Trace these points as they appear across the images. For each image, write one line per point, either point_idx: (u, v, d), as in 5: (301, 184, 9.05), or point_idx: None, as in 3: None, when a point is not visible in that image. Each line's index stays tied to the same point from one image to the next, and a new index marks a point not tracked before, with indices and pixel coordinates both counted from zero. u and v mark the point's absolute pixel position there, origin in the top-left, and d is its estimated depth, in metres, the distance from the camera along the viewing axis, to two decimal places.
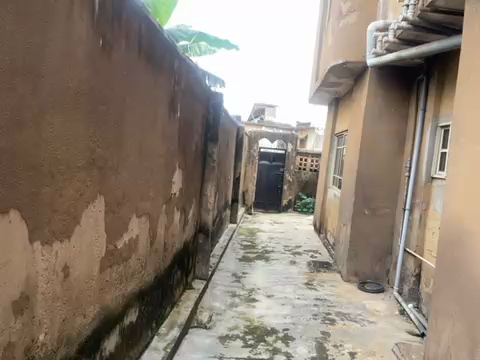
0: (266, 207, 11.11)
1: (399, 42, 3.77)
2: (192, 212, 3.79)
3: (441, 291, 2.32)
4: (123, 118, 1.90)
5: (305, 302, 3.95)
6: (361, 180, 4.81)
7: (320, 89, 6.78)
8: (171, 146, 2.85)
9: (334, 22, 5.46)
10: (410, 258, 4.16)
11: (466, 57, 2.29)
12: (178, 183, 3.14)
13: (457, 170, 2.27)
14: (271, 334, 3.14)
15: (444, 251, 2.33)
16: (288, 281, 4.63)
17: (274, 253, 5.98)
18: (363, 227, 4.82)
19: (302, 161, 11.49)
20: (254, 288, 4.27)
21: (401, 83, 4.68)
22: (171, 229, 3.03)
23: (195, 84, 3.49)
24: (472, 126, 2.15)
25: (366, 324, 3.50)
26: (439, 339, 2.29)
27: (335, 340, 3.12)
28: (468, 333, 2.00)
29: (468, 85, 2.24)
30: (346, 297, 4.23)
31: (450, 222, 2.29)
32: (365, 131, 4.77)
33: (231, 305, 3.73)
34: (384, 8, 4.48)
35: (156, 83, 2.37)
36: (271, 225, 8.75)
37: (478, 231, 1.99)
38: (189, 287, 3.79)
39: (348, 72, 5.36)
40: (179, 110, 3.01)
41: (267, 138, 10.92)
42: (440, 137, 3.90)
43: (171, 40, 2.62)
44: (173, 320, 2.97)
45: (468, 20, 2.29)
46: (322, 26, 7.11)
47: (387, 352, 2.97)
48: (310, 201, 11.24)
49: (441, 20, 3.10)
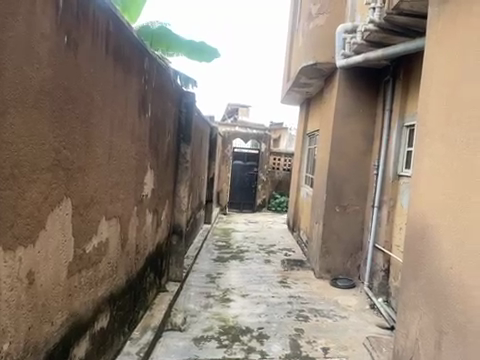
0: (241, 206, 11.13)
1: (366, 44, 3.89)
2: (164, 213, 3.74)
3: (409, 285, 2.40)
4: (90, 118, 1.84)
5: (279, 300, 4.00)
6: (333, 178, 4.92)
7: (291, 90, 6.87)
8: (141, 146, 2.79)
9: (304, 24, 5.55)
10: (379, 254, 4.29)
11: (429, 60, 2.40)
12: (149, 184, 3.08)
13: (422, 168, 2.37)
14: (246, 333, 3.15)
15: (411, 246, 2.42)
16: (262, 279, 4.66)
17: (248, 253, 6.00)
18: (335, 224, 4.93)
19: (275, 161, 11.61)
20: (228, 288, 4.26)
21: (369, 84, 4.82)
22: (143, 231, 2.98)
23: (166, 83, 3.43)
24: (435, 125, 2.25)
25: (339, 319, 3.59)
26: (408, 332, 2.38)
27: (308, 336, 3.17)
28: (433, 324, 2.08)
29: (431, 87, 2.34)
30: (319, 294, 4.31)
31: (416, 218, 2.38)
32: (335, 131, 4.88)
33: (206, 306, 3.71)
34: (352, 11, 4.58)
35: (125, 82, 2.32)
36: (246, 224, 8.78)
37: (440, 226, 2.08)
38: (162, 290, 3.74)
39: (318, 73, 5.46)
40: (150, 110, 2.96)
41: (241, 138, 10.95)
42: (405, 136, 4.04)
43: (141, 39, 2.57)
44: (146, 324, 2.93)
45: (430, 24, 2.40)
46: (293, 27, 7.22)
47: (358, 346, 3.05)
48: (284, 200, 11.37)
49: (406, 23, 3.22)
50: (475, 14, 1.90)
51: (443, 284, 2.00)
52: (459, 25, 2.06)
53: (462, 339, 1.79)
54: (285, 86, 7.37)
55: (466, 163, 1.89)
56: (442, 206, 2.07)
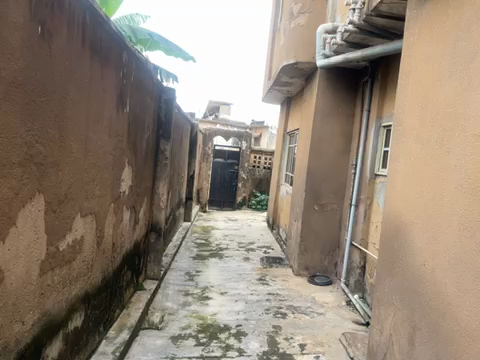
0: (221, 204, 11.12)
1: (346, 44, 3.94)
2: (142, 210, 3.68)
3: (384, 281, 2.46)
4: (65, 112, 1.79)
5: (257, 297, 4.02)
6: (312, 177, 4.97)
7: (272, 88, 6.91)
8: (119, 141, 2.74)
9: (286, 23, 5.57)
10: (356, 252, 4.38)
11: (406, 61, 2.45)
12: (127, 181, 3.03)
13: (397, 168, 2.43)
14: (224, 331, 3.15)
15: (386, 244, 2.48)
16: (241, 277, 4.67)
17: (228, 251, 6.00)
18: (313, 222, 4.99)
19: (256, 159, 11.66)
20: (207, 286, 4.25)
21: (348, 84, 4.89)
22: (120, 228, 2.92)
23: (146, 78, 3.37)
24: (411, 126, 2.30)
25: (316, 315, 3.64)
26: (382, 327, 2.44)
27: (286, 333, 3.20)
28: (406, 320, 2.14)
29: (407, 87, 2.39)
30: (297, 291, 4.35)
31: (391, 217, 2.43)
32: (315, 130, 4.93)
33: (184, 304, 3.68)
34: (332, 12, 4.64)
35: (102, 76, 2.26)
36: (226, 222, 8.77)
37: (414, 225, 2.13)
38: (140, 288, 3.68)
39: (299, 72, 5.51)
40: (129, 105, 2.91)
41: (222, 135, 10.91)
42: (382, 136, 4.13)
43: (120, 31, 2.51)
44: (122, 323, 2.88)
45: (408, 26, 2.44)
46: (274, 26, 7.24)
47: (334, 342, 3.10)
48: (264, 198, 11.43)
49: (384, 25, 3.28)
50: (450, 17, 1.95)
51: (417, 280, 2.06)
52: (435, 27, 2.10)
53: (434, 334, 1.84)
54: (266, 85, 7.40)
55: (439, 163, 1.94)
56: (416, 204, 2.13)
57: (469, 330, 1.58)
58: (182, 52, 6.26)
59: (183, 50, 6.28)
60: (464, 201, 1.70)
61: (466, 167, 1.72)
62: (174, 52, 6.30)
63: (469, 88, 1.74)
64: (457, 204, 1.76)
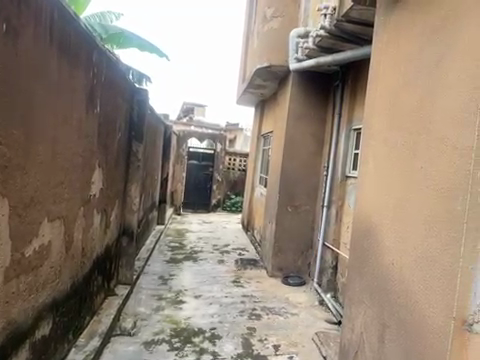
0: (195, 206, 11.03)
1: (318, 49, 4.01)
2: (114, 214, 3.60)
3: (355, 280, 2.52)
4: (32, 113, 1.73)
5: (232, 300, 4.02)
6: (285, 179, 5.03)
7: (246, 91, 6.94)
8: (89, 143, 2.66)
9: (259, 27, 5.62)
10: (328, 252, 4.47)
11: (375, 66, 2.52)
12: (97, 184, 2.95)
13: (367, 170, 2.49)
14: (198, 335, 3.12)
15: (357, 245, 2.54)
16: (216, 280, 4.65)
17: (202, 253, 5.97)
18: (287, 224, 5.04)
19: (231, 161, 11.72)
20: (181, 290, 4.21)
21: (320, 88, 4.99)
22: (90, 233, 2.84)
23: (117, 78, 3.30)
24: (380, 129, 2.37)
25: (289, 316, 3.68)
26: (353, 326, 2.50)
27: (260, 334, 3.22)
28: (376, 318, 2.20)
29: (376, 92, 2.47)
30: (271, 292, 4.38)
31: (362, 218, 2.50)
32: (288, 132, 4.99)
33: (158, 309, 3.62)
34: (305, 16, 4.73)
35: (71, 76, 2.20)
36: (200, 225, 8.72)
37: (383, 226, 2.20)
38: (111, 294, 3.59)
39: (273, 75, 5.56)
40: (99, 105, 2.84)
41: (196, 137, 10.84)
42: (352, 139, 4.24)
43: (90, 30, 2.45)
44: (93, 330, 2.80)
45: (377, 32, 2.53)
46: (248, 29, 7.29)
47: (307, 341, 3.15)
48: (239, 200, 11.47)
49: (354, 30, 3.37)
50: (416, 25, 2.04)
51: (385, 279, 2.12)
52: (402, 34, 2.19)
53: (402, 330, 1.90)
54: (240, 87, 7.43)
55: (406, 165, 2.01)
56: (385, 205, 2.20)
57: (435, 326, 1.64)
58: (156, 49, 6.21)
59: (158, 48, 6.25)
60: (429, 202, 1.78)
61: (430, 169, 1.79)
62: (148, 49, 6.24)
63: (433, 93, 1.82)
64: (422, 204, 1.83)
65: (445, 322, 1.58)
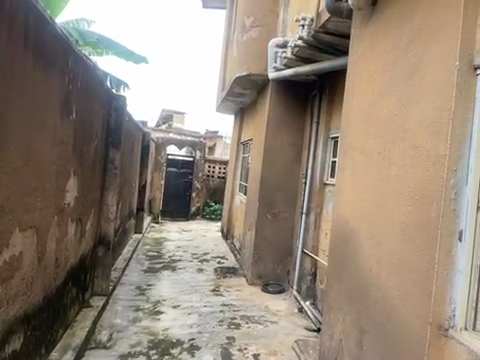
0: (174, 214, 10.91)
1: (296, 59, 4.07)
2: (89, 223, 3.50)
3: (334, 287, 2.54)
4: (4, 120, 1.66)
5: (211, 309, 3.96)
6: (265, 186, 5.05)
7: (225, 99, 6.97)
8: (64, 150, 2.59)
9: (237, 36, 5.67)
10: (307, 259, 4.50)
11: (352, 77, 2.58)
12: (72, 192, 2.87)
13: (345, 178, 2.54)
14: (176, 346, 3.06)
15: (335, 251, 2.57)
16: (195, 289, 4.59)
17: (181, 262, 5.88)
18: (266, 231, 5.05)
19: (210, 168, 11.72)
20: (159, 300, 4.12)
21: (299, 96, 5.06)
22: (64, 243, 2.75)
23: (94, 84, 3.24)
24: (357, 138, 2.41)
25: (269, 324, 3.66)
26: (332, 332, 2.51)
27: (240, 344, 3.18)
28: (355, 325, 2.21)
29: (353, 102, 2.52)
30: (250, 300, 4.36)
31: (340, 225, 2.53)
32: (267, 141, 5.03)
33: (135, 320, 3.53)
34: (284, 26, 4.82)
35: (46, 81, 2.14)
36: (179, 233, 8.62)
37: (361, 233, 2.23)
38: (86, 305, 3.48)
39: (252, 83, 5.61)
40: (75, 112, 2.77)
41: (175, 145, 10.78)
42: (330, 147, 4.31)
43: (66, 35, 2.39)
44: (66, 344, 2.69)
45: (353, 43, 2.59)
46: (227, 38, 7.35)
47: (287, 350, 3.14)
48: (218, 207, 11.45)
49: (331, 41, 3.46)
50: (391, 37, 2.10)
51: (363, 285, 2.15)
52: (377, 46, 2.25)
53: (380, 337, 1.92)
54: (220, 95, 7.47)
55: (383, 173, 2.05)
56: (362, 212, 2.23)
57: (413, 331, 1.66)
58: (131, 54, 6.16)
59: (134, 52, 6.18)
60: (405, 209, 1.82)
61: (406, 178, 1.84)
62: (123, 55, 6.17)
63: (408, 103, 1.88)
64: (399, 212, 1.86)
65: (421, 327, 1.61)
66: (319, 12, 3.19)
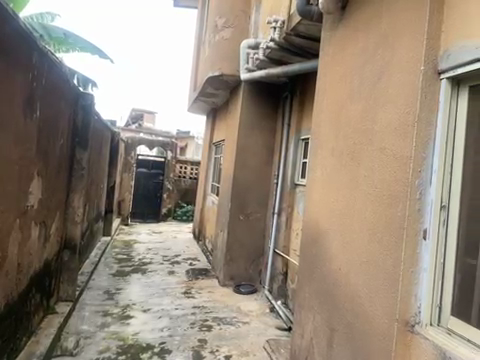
0: (144, 216, 10.70)
1: (267, 60, 4.10)
2: (54, 226, 3.36)
3: (304, 286, 2.58)
4: None
5: (182, 312, 3.91)
6: (237, 187, 5.05)
7: (197, 99, 6.92)
8: (28, 149, 2.48)
9: (209, 36, 5.63)
10: (279, 259, 4.55)
11: (322, 80, 2.63)
12: (36, 194, 2.74)
13: (315, 179, 2.58)
14: (146, 350, 2.99)
15: (306, 251, 2.61)
16: (166, 292, 4.52)
17: (151, 265, 5.78)
18: (238, 232, 5.05)
19: (182, 169, 11.59)
20: (128, 304, 4.02)
21: (271, 98, 5.11)
22: (27, 247, 2.62)
23: (60, 82, 3.11)
24: (327, 139, 2.45)
25: (241, 325, 3.66)
26: (303, 331, 2.54)
27: (211, 346, 3.16)
28: (325, 324, 2.24)
29: (323, 104, 2.56)
30: (222, 301, 4.34)
31: (311, 226, 2.56)
32: (240, 141, 5.03)
33: (103, 325, 3.42)
34: (256, 28, 4.85)
35: (8, 77, 2.03)
36: (150, 235, 8.46)
37: (330, 233, 2.27)
38: (51, 312, 3.33)
39: (224, 84, 5.59)
40: (39, 110, 2.65)
41: (146, 145, 10.59)
42: (301, 148, 4.38)
43: (30, 30, 2.29)
44: (30, 352, 2.57)
45: (323, 47, 2.64)
46: (199, 38, 7.30)
47: (259, 350, 3.15)
48: (190, 208, 11.34)
49: (302, 44, 3.51)
50: (360, 41, 2.15)
51: (333, 284, 2.19)
52: (347, 48, 2.29)
53: (349, 335, 1.97)
54: (192, 95, 7.41)
55: (351, 174, 2.10)
56: (332, 212, 2.28)
57: (380, 328, 1.71)
58: (99, 50, 5.97)
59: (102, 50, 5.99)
60: (372, 209, 1.87)
61: (373, 178, 1.89)
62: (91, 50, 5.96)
63: (375, 106, 1.93)
64: (367, 212, 1.91)
65: (388, 324, 1.65)
66: (290, 15, 3.23)
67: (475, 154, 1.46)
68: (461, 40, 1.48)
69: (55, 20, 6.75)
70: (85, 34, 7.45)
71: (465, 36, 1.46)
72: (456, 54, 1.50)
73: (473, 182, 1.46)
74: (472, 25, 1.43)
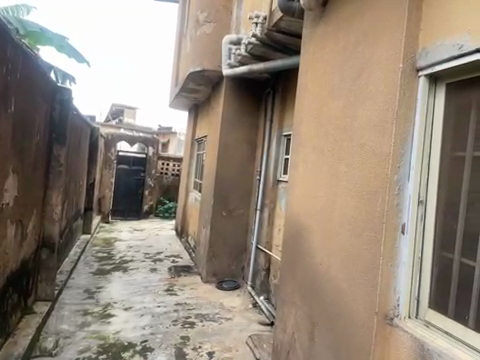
0: (126, 213, 10.56)
1: (249, 56, 4.09)
2: (31, 224, 3.27)
3: (286, 281, 2.60)
4: None
5: (165, 309, 3.88)
6: (219, 183, 5.03)
7: (179, 94, 6.85)
8: (2, 145, 2.39)
9: (191, 31, 5.57)
10: (261, 254, 4.57)
11: (303, 76, 2.63)
12: (11, 191, 2.65)
13: (297, 174, 2.60)
14: (128, 349, 2.96)
15: (288, 247, 2.63)
16: (148, 289, 4.47)
17: (133, 263, 5.71)
18: (221, 228, 5.05)
19: (164, 165, 11.47)
20: (109, 303, 3.96)
21: (253, 94, 5.10)
22: (3, 246, 2.54)
23: (36, 75, 3.02)
24: (308, 135, 2.47)
25: (224, 321, 3.66)
26: (285, 326, 2.56)
27: (194, 343, 3.15)
28: (306, 318, 2.27)
29: (305, 100, 2.57)
30: (205, 298, 4.34)
31: (292, 221, 2.58)
32: (222, 137, 5.01)
33: (83, 325, 3.36)
34: (237, 24, 4.83)
35: None
36: (131, 232, 8.35)
37: (312, 228, 2.29)
38: (29, 312, 3.25)
39: (206, 79, 5.55)
40: (14, 105, 2.56)
41: (127, 141, 10.42)
42: (283, 144, 4.40)
43: (4, 21, 2.20)
44: (7, 353, 2.50)
45: (304, 43, 2.65)
46: (181, 33, 7.22)
47: (242, 345, 3.16)
48: (173, 205, 11.25)
49: (284, 40, 3.51)
50: (340, 37, 2.16)
51: (314, 279, 2.21)
52: (328, 45, 2.30)
53: (330, 329, 2.00)
54: (173, 91, 7.33)
55: (332, 170, 2.12)
56: (313, 207, 2.30)
57: (360, 321, 1.74)
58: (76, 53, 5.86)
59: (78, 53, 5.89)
60: (352, 204, 1.89)
61: (354, 174, 1.91)
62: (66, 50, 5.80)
63: (355, 102, 1.95)
64: (347, 207, 1.94)
65: (368, 317, 1.68)
66: (272, 11, 3.22)
67: (452, 150, 1.50)
68: (438, 38, 1.51)
69: (30, 13, 6.54)
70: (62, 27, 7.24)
71: (443, 35, 1.49)
72: (434, 51, 1.52)
73: (450, 178, 1.50)
74: (451, 23, 1.46)
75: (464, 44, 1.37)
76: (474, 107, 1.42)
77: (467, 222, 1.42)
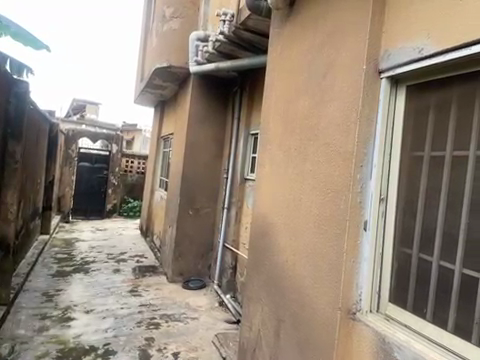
0: (87, 213, 10.18)
1: (217, 54, 4.06)
2: None
3: (253, 279, 2.61)
4: None
5: (129, 311, 3.78)
6: (186, 181, 4.97)
7: (144, 91, 6.69)
8: None
9: (157, 26, 5.45)
10: (228, 253, 4.57)
11: (270, 74, 2.65)
12: None
13: (263, 173, 2.61)
14: (89, 353, 2.85)
15: (254, 245, 2.63)
16: (111, 291, 4.33)
17: (95, 264, 5.51)
18: (188, 227, 4.99)
19: (128, 163, 11.15)
20: (70, 305, 3.80)
21: (220, 92, 5.07)
22: None
23: None
24: (275, 133, 2.49)
25: (190, 321, 3.62)
26: (251, 324, 2.57)
27: (159, 344, 3.09)
28: (272, 315, 2.29)
29: (272, 99, 2.59)
30: (171, 298, 4.27)
31: (259, 220, 2.59)
32: (189, 135, 4.95)
33: (41, 329, 3.20)
34: (205, 20, 4.79)
35: None
36: (93, 232, 8.06)
37: (278, 226, 2.31)
38: None
39: (172, 76, 5.45)
40: None
41: (89, 138, 10.07)
42: (250, 143, 4.42)
43: None
44: None
45: (272, 41, 2.67)
46: (146, 28, 7.06)
47: (208, 344, 3.15)
48: (137, 204, 10.98)
49: (251, 39, 3.52)
50: (307, 38, 2.20)
51: (280, 276, 2.24)
52: (295, 44, 2.33)
53: (296, 325, 2.02)
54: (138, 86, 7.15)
55: (298, 168, 2.15)
56: (279, 206, 2.32)
57: (324, 317, 1.78)
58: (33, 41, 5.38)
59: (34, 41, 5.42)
60: (317, 202, 1.93)
61: (319, 172, 1.94)
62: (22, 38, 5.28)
63: (321, 102, 1.99)
64: (312, 205, 1.97)
65: (331, 312, 1.73)
66: (240, 9, 3.21)
67: (411, 150, 1.56)
68: (400, 42, 1.57)
69: None
70: (19, 16, 6.82)
71: (404, 38, 1.54)
72: (396, 54, 1.58)
73: (409, 176, 1.56)
74: (411, 27, 1.51)
75: (424, 48, 1.43)
76: (432, 110, 1.49)
77: (424, 219, 1.49)
